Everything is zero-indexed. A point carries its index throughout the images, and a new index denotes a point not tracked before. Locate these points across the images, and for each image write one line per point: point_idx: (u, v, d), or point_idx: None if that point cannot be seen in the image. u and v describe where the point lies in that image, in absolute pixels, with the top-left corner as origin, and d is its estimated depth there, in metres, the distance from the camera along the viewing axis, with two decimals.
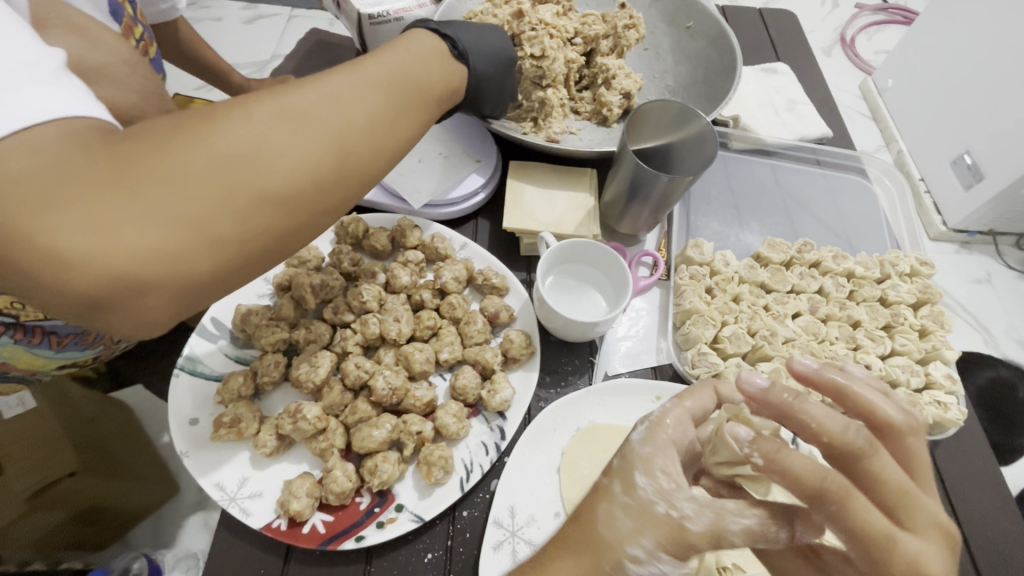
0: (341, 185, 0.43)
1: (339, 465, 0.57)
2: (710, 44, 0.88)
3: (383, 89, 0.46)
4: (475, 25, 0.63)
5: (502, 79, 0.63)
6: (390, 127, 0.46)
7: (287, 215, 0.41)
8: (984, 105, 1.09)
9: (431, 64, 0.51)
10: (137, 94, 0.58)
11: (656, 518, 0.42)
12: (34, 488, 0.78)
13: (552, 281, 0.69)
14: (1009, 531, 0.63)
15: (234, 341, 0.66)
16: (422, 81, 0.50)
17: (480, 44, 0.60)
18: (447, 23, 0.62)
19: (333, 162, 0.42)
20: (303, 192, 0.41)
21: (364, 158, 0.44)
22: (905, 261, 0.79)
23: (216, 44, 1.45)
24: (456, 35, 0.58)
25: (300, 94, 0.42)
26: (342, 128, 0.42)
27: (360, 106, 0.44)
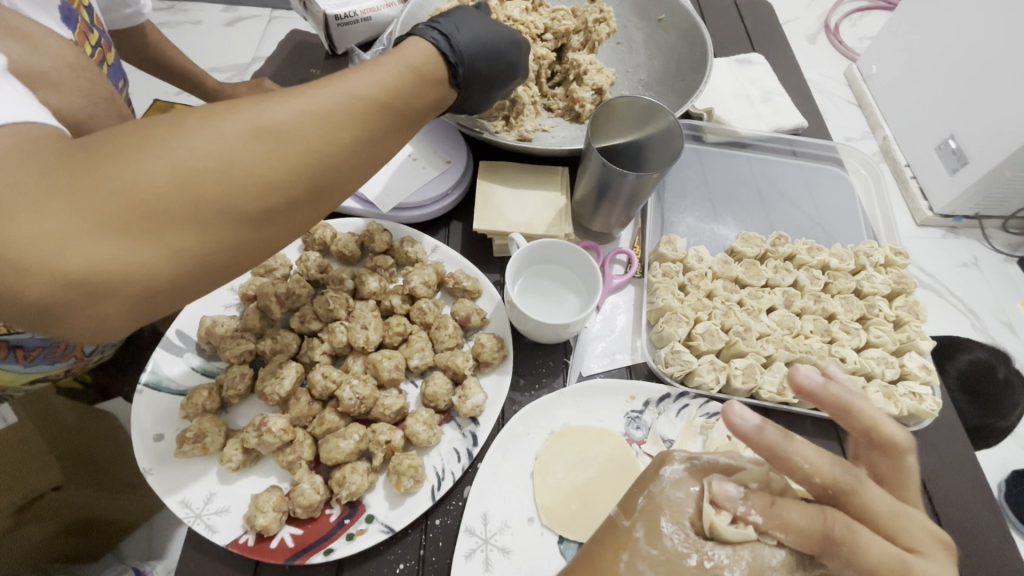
0: (314, 202, 0.42)
1: (306, 478, 0.56)
2: (682, 36, 0.87)
3: (371, 106, 0.42)
4: (486, 24, 0.58)
5: (497, 79, 0.59)
6: (372, 145, 0.43)
7: (254, 231, 0.39)
8: (964, 89, 1.08)
9: (426, 79, 0.46)
10: (85, 99, 0.56)
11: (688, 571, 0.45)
12: (16, 505, 0.78)
13: (521, 285, 0.69)
14: (987, 520, 0.62)
15: (201, 353, 0.64)
16: (415, 99, 0.45)
17: (482, 44, 0.55)
18: (453, 17, 0.56)
19: (307, 182, 0.40)
20: (271, 210, 0.39)
21: (339, 175, 0.42)
22: (880, 251, 0.78)
23: (195, 50, 1.44)
24: (458, 32, 0.53)
25: (278, 106, 0.39)
26: (319, 145, 0.40)
27: (341, 123, 0.40)
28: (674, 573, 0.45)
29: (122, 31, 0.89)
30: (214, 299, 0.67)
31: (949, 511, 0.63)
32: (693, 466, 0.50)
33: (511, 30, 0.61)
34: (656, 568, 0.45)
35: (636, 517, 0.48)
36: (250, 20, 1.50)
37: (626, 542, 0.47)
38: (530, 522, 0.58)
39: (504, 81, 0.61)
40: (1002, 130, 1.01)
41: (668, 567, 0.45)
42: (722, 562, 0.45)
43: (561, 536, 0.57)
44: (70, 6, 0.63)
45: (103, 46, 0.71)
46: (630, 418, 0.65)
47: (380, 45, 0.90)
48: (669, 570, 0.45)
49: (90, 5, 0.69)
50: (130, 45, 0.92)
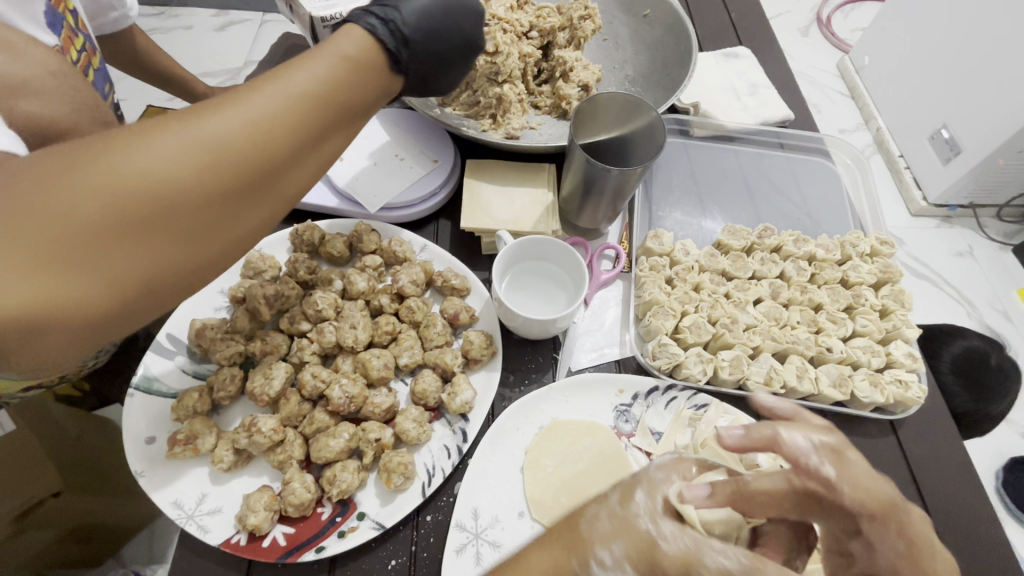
0: (258, 210, 0.39)
1: (298, 477, 0.56)
2: (666, 31, 0.87)
3: (310, 104, 0.38)
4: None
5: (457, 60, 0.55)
6: (316, 146, 0.40)
7: (199, 248, 0.37)
8: (954, 77, 1.07)
9: (367, 67, 0.42)
10: (69, 107, 0.57)
11: (637, 533, 0.43)
12: (17, 510, 0.80)
13: (509, 281, 0.69)
14: (976, 507, 0.63)
15: (191, 356, 0.65)
16: (356, 90, 0.41)
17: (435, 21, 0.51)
18: None
19: (251, 192, 0.37)
20: (215, 225, 0.37)
21: (285, 181, 0.39)
22: (865, 241, 0.79)
23: (187, 55, 1.44)
24: (407, 13, 0.48)
25: (213, 114, 0.36)
26: (260, 153, 0.37)
27: (282, 128, 0.37)
28: (625, 531, 0.43)
29: (110, 36, 0.89)
30: (203, 301, 0.68)
31: (936, 496, 0.63)
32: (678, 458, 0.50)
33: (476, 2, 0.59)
34: (614, 523, 0.43)
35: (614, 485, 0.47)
36: (241, 24, 1.51)
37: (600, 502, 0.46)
38: (520, 517, 0.59)
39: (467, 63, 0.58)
40: (995, 119, 1.01)
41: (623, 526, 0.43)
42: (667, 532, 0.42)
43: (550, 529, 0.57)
44: (56, 12, 0.63)
45: (89, 51, 0.72)
46: (619, 411, 0.65)
47: None
48: (623, 529, 0.43)
49: (75, 9, 0.69)
50: (119, 50, 0.92)
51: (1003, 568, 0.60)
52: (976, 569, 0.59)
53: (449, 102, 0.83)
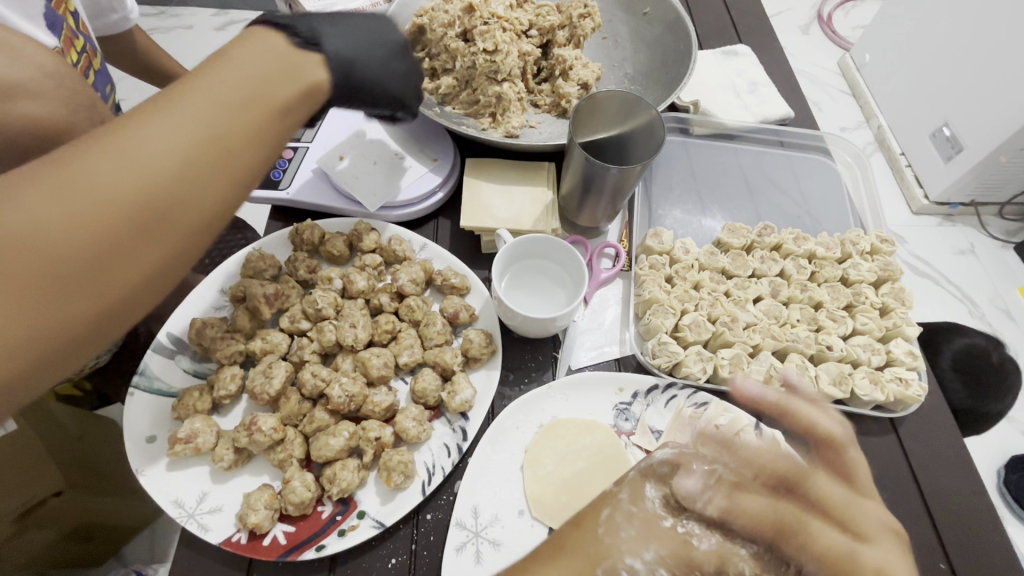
0: (176, 232, 0.40)
1: (298, 475, 0.56)
2: (666, 29, 0.87)
3: (204, 122, 0.40)
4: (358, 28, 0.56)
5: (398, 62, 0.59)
6: (223, 162, 0.41)
7: (156, 245, 0.39)
8: (956, 74, 1.07)
9: (287, 60, 0.46)
10: (65, 107, 0.57)
11: (664, 532, 0.48)
12: (20, 509, 0.80)
13: (509, 280, 0.69)
14: (976, 505, 0.63)
15: (191, 355, 0.65)
16: (281, 82, 0.45)
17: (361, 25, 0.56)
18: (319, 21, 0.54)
19: (159, 212, 0.39)
20: (165, 220, 0.39)
21: (196, 199, 0.40)
22: (866, 239, 0.79)
23: (188, 55, 1.44)
24: (331, 23, 0.53)
25: (112, 146, 0.38)
26: (161, 173, 0.38)
27: (179, 149, 0.39)
28: (648, 529, 0.48)
29: (109, 36, 0.89)
30: (203, 300, 0.68)
31: (936, 494, 0.63)
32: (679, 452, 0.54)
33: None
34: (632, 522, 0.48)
35: (624, 484, 0.51)
36: (241, 24, 1.51)
37: (612, 501, 0.50)
38: (520, 515, 0.59)
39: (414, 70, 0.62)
40: (996, 116, 1.01)
41: (645, 527, 0.48)
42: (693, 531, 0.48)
43: (550, 527, 0.57)
44: (56, 13, 0.63)
45: (90, 52, 0.72)
46: (619, 410, 0.65)
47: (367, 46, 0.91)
48: (645, 529, 0.48)
49: (75, 10, 0.69)
50: (119, 50, 0.92)
51: (1002, 566, 0.60)
52: (976, 566, 0.60)
53: (448, 101, 0.83)
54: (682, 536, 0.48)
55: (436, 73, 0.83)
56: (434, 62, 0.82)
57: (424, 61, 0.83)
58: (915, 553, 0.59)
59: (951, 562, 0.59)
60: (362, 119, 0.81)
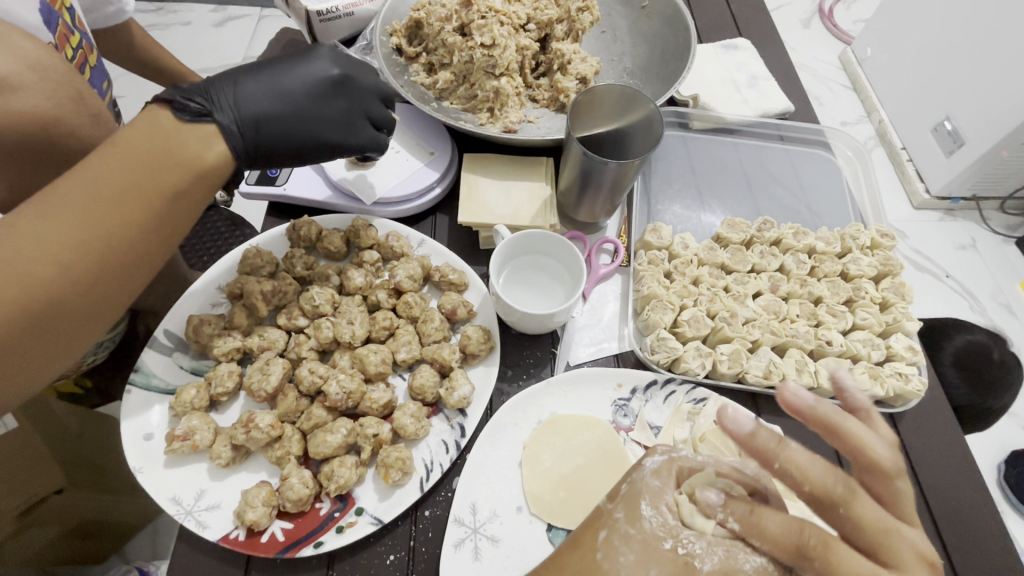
0: (74, 312, 0.46)
1: (295, 472, 0.56)
2: (665, 23, 0.87)
3: (94, 218, 0.45)
4: (276, 82, 0.58)
5: (332, 106, 0.61)
6: (114, 250, 0.46)
7: (55, 334, 0.45)
8: (957, 68, 1.07)
9: (179, 141, 0.50)
10: (49, 100, 0.56)
11: (662, 555, 0.45)
12: (19, 508, 0.79)
13: (508, 275, 0.69)
14: (975, 500, 0.63)
15: (188, 352, 0.65)
16: (175, 169, 0.49)
17: (285, 82, 0.59)
18: (234, 75, 0.57)
19: (55, 300, 0.44)
20: (59, 315, 0.45)
21: (91, 283, 0.46)
22: (866, 234, 0.78)
23: (186, 51, 1.44)
24: (252, 82, 0.57)
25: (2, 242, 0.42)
26: (56, 269, 0.43)
27: (68, 245, 0.44)
28: (648, 553, 0.45)
29: (104, 31, 0.88)
30: (201, 298, 0.68)
31: (936, 490, 0.63)
32: (671, 458, 0.50)
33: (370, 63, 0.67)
34: (632, 545, 0.45)
35: (619, 501, 0.48)
36: (239, 20, 1.50)
37: (608, 522, 0.48)
38: (519, 511, 0.58)
39: (355, 104, 0.63)
40: (997, 109, 1.00)
41: (644, 551, 0.45)
42: (694, 551, 0.44)
43: (549, 523, 0.57)
44: (51, 9, 0.63)
45: (87, 48, 0.71)
46: (617, 406, 0.65)
47: (366, 39, 0.91)
48: (645, 553, 0.45)
49: (72, 7, 0.69)
50: (115, 45, 0.92)
51: (1003, 562, 0.59)
52: (974, 561, 0.59)
53: (445, 96, 0.83)
54: (684, 557, 0.44)
55: (433, 67, 0.83)
56: (431, 56, 0.82)
57: (422, 55, 0.83)
58: None
59: (950, 558, 0.59)
60: None
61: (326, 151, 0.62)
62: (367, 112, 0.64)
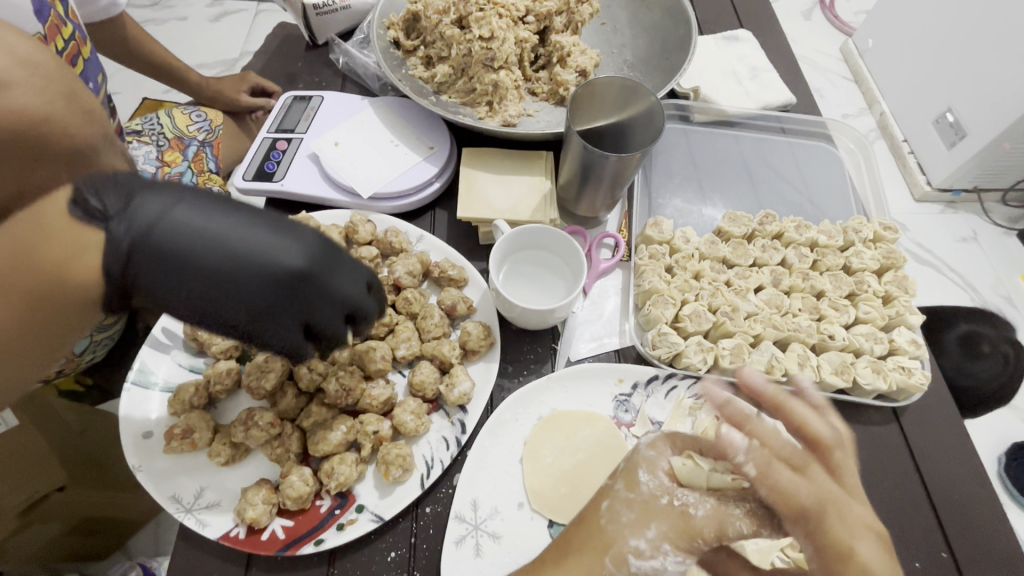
0: None
1: (295, 470, 0.56)
2: (666, 15, 0.86)
3: None
4: (214, 235, 0.39)
5: (258, 300, 0.41)
6: None
7: None
8: (959, 59, 1.05)
9: (41, 241, 0.36)
10: (40, 97, 0.51)
11: (661, 510, 0.47)
12: (22, 506, 0.79)
13: (507, 271, 0.69)
14: (977, 494, 0.62)
15: (187, 349, 0.64)
16: (25, 279, 0.36)
17: (233, 232, 0.40)
18: (180, 204, 0.40)
19: None
20: None
21: None
22: (869, 227, 0.78)
23: (184, 47, 1.43)
24: (184, 221, 0.39)
25: None
26: None
27: None
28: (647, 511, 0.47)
29: (98, 25, 0.87)
30: None
31: (938, 484, 0.63)
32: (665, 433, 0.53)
33: (368, 268, 0.49)
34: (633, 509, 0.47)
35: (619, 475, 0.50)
36: (237, 14, 1.49)
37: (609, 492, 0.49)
38: (520, 507, 0.58)
39: (299, 312, 0.43)
40: (998, 101, 0.99)
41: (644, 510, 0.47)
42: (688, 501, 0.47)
43: (549, 519, 0.57)
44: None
45: (80, 39, 0.71)
46: (619, 401, 0.65)
47: (362, 33, 0.90)
48: (645, 512, 0.47)
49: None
50: (109, 39, 0.90)
51: (1007, 557, 0.59)
52: (976, 557, 0.59)
53: (444, 90, 0.82)
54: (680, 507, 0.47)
55: (431, 61, 0.82)
56: (429, 50, 0.81)
57: (419, 49, 0.82)
58: (916, 545, 0.59)
59: (953, 552, 0.59)
60: (358, 108, 0.81)
61: (226, 331, 0.42)
62: (309, 319, 0.44)
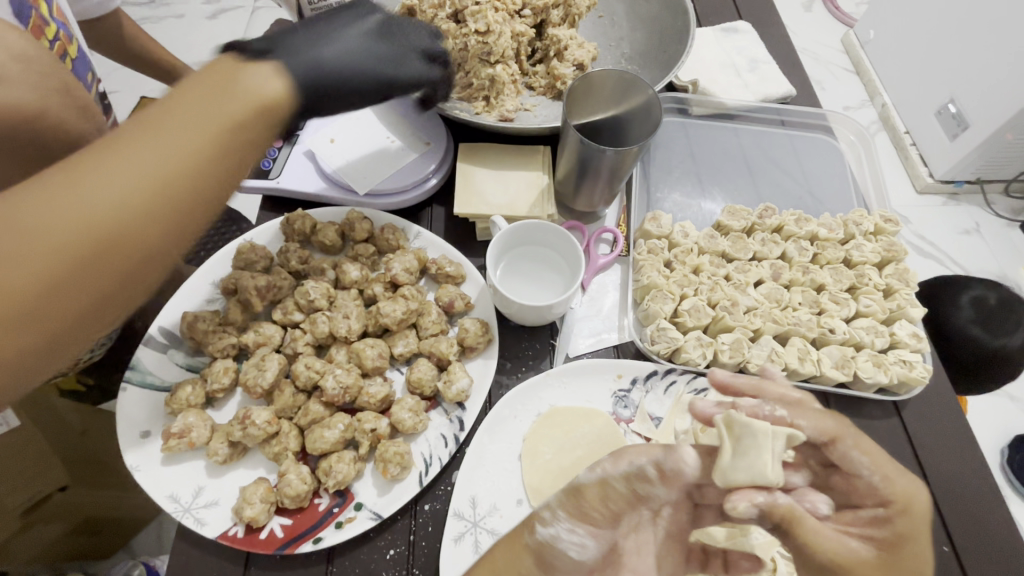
0: (114, 266, 0.37)
1: (293, 469, 0.56)
2: (664, 7, 0.85)
3: (158, 165, 0.38)
4: (338, 46, 0.52)
5: (390, 40, 0.58)
6: (176, 200, 0.38)
7: (96, 281, 0.37)
8: (962, 49, 1.04)
9: (231, 79, 0.42)
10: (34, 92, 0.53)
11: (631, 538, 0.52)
12: (26, 505, 0.78)
13: (505, 267, 0.68)
14: (980, 489, 0.62)
15: (185, 349, 0.64)
16: (229, 119, 0.40)
17: (342, 49, 0.53)
18: (292, 37, 0.51)
19: (105, 251, 0.36)
20: (102, 264, 0.37)
21: (148, 233, 0.38)
22: (869, 220, 0.77)
23: (182, 46, 1.42)
24: (315, 44, 0.51)
25: (61, 182, 0.36)
26: (113, 209, 0.36)
27: (122, 182, 0.37)
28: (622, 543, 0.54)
29: (91, 24, 0.86)
30: (195, 294, 0.67)
31: (940, 478, 0.62)
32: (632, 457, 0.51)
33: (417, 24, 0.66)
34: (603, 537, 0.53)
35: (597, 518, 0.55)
36: (234, 11, 1.48)
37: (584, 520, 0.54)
38: (519, 504, 0.58)
39: (413, 44, 0.60)
40: (1002, 92, 0.98)
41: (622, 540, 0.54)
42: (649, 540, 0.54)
43: None
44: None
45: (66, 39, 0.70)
46: (618, 397, 0.64)
47: None
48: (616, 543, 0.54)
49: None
50: (104, 39, 0.90)
51: (1010, 552, 0.59)
52: (978, 552, 0.59)
53: None
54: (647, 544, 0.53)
55: None
56: None
57: None
58: None
59: (955, 546, 0.59)
60: None
61: (374, 86, 0.55)
62: (423, 51, 0.61)
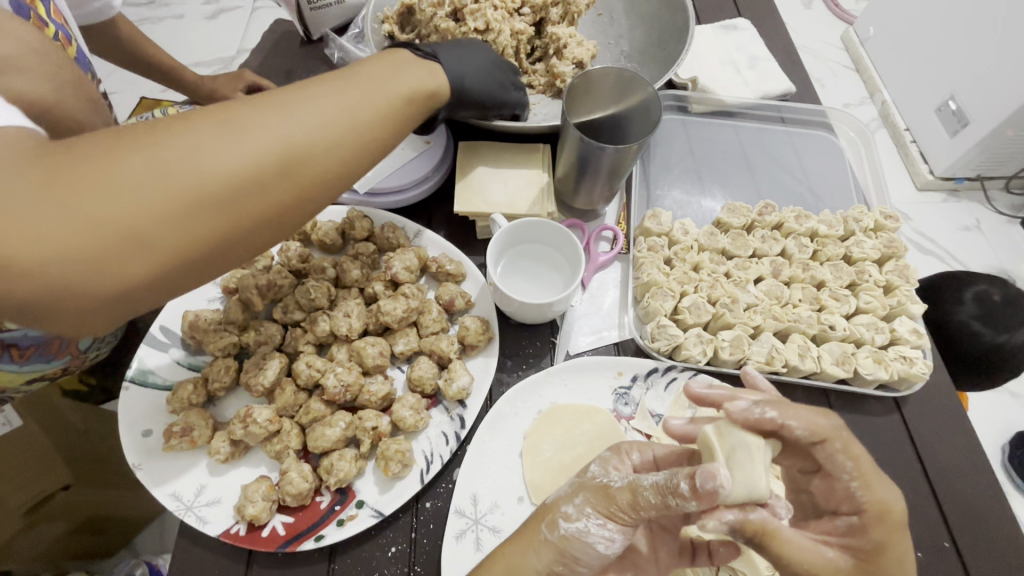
0: (287, 188, 0.39)
1: (295, 466, 0.56)
2: (663, 4, 0.84)
3: (341, 105, 0.41)
4: (478, 56, 0.63)
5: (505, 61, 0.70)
6: (345, 139, 0.41)
7: (257, 199, 0.38)
8: (963, 45, 1.04)
9: (407, 66, 0.48)
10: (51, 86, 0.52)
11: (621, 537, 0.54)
12: (30, 503, 0.81)
13: (505, 265, 0.68)
14: (980, 484, 0.62)
15: (187, 348, 0.64)
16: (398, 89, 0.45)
17: (484, 61, 0.64)
18: (440, 45, 0.62)
19: (280, 171, 0.39)
20: (271, 185, 0.39)
21: (317, 167, 0.40)
22: (869, 216, 0.77)
23: (180, 46, 1.42)
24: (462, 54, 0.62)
25: (251, 110, 0.39)
26: (294, 135, 0.39)
27: (309, 116, 0.40)
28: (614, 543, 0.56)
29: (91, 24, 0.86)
30: (196, 293, 0.67)
31: (940, 474, 0.62)
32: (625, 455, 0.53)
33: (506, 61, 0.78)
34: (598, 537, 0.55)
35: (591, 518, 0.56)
36: (233, 11, 1.48)
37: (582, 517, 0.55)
38: (519, 501, 0.58)
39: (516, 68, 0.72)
40: (1002, 88, 0.98)
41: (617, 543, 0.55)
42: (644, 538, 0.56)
43: None
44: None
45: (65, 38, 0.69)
46: (618, 394, 0.65)
47: (357, 27, 0.89)
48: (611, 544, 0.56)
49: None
50: (103, 40, 0.90)
51: (1010, 547, 0.59)
52: (978, 547, 0.59)
53: None
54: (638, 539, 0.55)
55: None
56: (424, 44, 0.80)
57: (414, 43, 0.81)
58: (920, 535, 0.59)
59: (955, 542, 0.59)
60: None
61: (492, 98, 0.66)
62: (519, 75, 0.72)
